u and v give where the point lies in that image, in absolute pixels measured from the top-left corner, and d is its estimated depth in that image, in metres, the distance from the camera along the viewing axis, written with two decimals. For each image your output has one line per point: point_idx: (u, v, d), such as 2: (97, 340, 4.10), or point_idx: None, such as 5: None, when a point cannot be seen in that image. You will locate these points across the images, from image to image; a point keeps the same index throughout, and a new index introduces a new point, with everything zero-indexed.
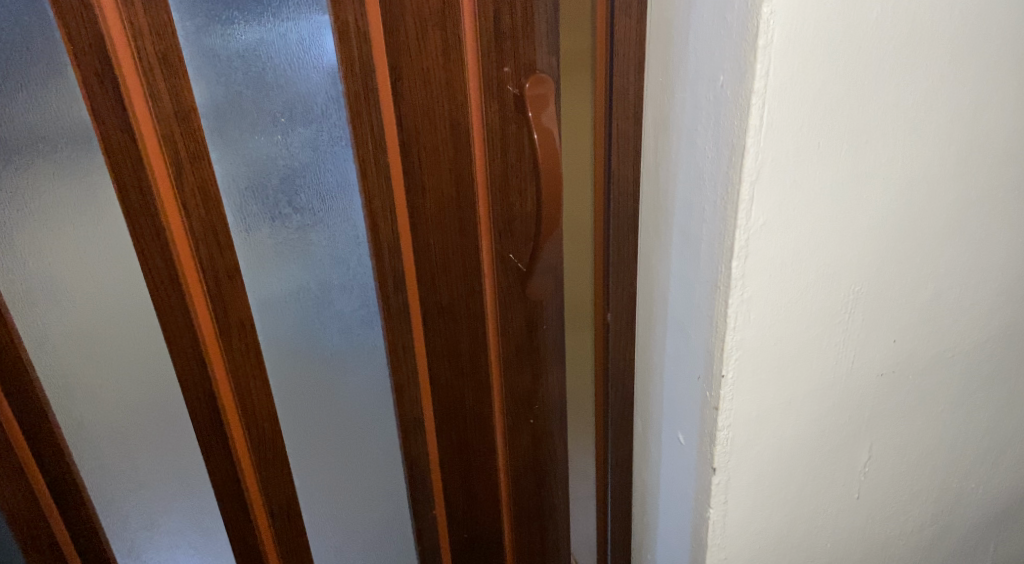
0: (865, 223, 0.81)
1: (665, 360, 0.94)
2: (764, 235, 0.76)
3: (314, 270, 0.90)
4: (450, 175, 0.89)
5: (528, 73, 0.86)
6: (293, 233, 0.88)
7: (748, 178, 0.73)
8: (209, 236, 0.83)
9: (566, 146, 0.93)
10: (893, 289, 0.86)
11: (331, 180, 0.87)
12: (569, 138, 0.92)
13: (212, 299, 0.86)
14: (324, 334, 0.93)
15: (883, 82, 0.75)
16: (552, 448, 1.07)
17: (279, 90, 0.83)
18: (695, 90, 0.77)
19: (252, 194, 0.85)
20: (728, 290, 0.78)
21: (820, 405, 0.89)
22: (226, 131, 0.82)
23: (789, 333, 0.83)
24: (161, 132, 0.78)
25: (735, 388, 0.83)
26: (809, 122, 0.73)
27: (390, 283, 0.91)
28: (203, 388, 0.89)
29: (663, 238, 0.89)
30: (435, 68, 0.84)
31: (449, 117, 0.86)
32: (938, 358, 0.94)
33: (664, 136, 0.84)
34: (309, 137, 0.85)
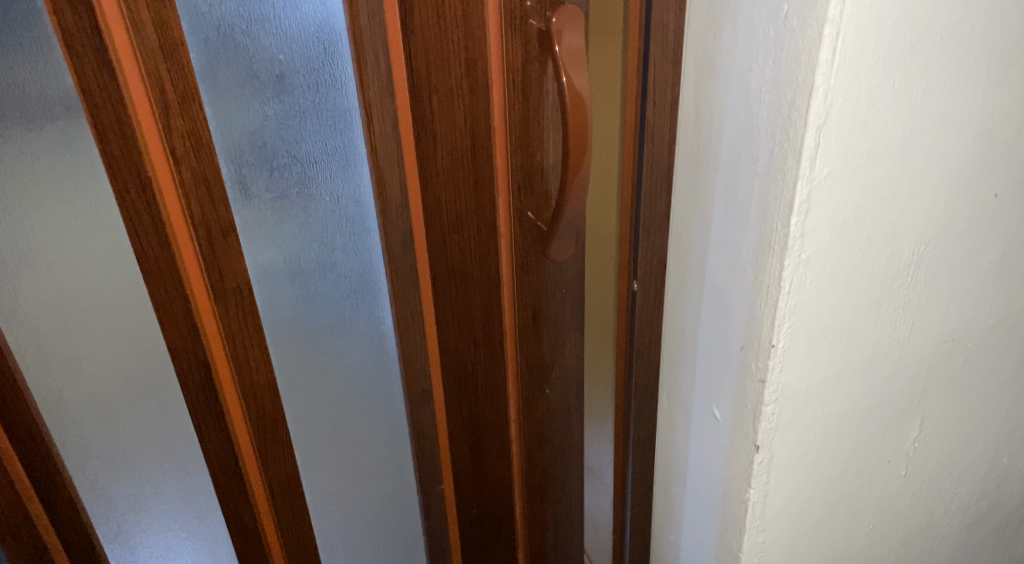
0: (936, 176, 0.73)
1: (701, 328, 0.87)
2: (827, 187, 0.69)
3: (314, 230, 0.82)
4: (465, 123, 0.80)
5: (554, 6, 0.77)
6: (293, 186, 0.79)
7: (814, 122, 0.65)
8: (201, 189, 0.74)
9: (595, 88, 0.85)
10: (959, 251, 0.78)
11: (333, 126, 0.78)
12: (595, 81, 0.85)
13: (205, 263, 0.77)
14: (326, 301, 0.85)
15: (966, 16, 0.66)
16: (569, 420, 1.01)
17: (276, 22, 0.72)
18: (751, 25, 0.69)
19: (248, 141, 0.75)
20: (785, 251, 0.71)
21: (872, 376, 0.82)
22: (218, 69, 0.72)
23: (845, 298, 0.76)
24: (146, 70, 0.69)
25: (785, 359, 0.77)
26: (884, 60, 0.65)
27: (397, 243, 0.83)
28: (196, 360, 0.80)
29: (703, 193, 0.81)
30: (453, 2, 0.75)
31: (466, 58, 0.77)
32: (999, 326, 0.86)
33: (710, 80, 0.76)
34: (312, 77, 0.75)
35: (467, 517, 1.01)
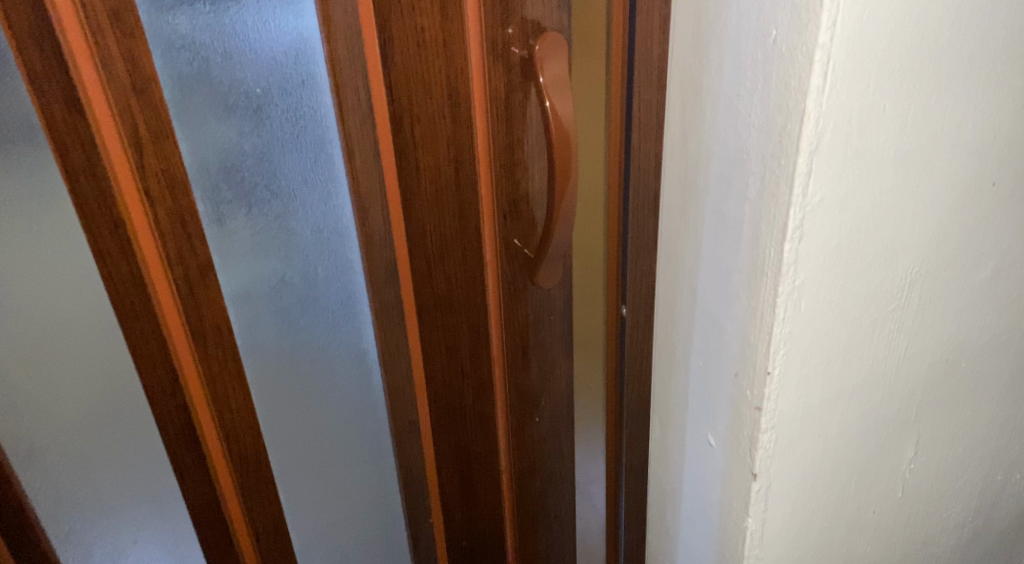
0: (928, 197, 0.72)
1: (693, 352, 0.85)
2: (820, 212, 0.67)
3: (296, 264, 0.79)
4: (449, 152, 0.78)
5: (537, 33, 0.76)
6: (273, 221, 0.76)
7: (806, 147, 0.64)
8: (177, 227, 0.71)
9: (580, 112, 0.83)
10: (952, 271, 0.77)
11: (312, 159, 0.75)
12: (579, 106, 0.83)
13: (183, 303, 0.74)
14: (309, 335, 0.83)
15: (954, 36, 0.65)
16: (560, 448, 0.99)
17: (252, 55, 0.70)
18: (737, 49, 0.68)
19: (226, 178, 0.73)
20: (779, 277, 0.69)
21: (868, 399, 0.81)
22: (192, 103, 0.69)
23: (841, 322, 0.74)
24: (116, 108, 0.66)
25: (781, 386, 0.75)
26: (876, 84, 0.64)
27: (382, 274, 0.81)
28: (174, 404, 0.77)
29: (692, 217, 0.80)
30: (433, 29, 0.73)
31: (449, 87, 0.76)
32: (993, 343, 0.86)
33: (696, 104, 0.75)
34: (290, 108, 0.73)
35: (458, 551, 0.98)
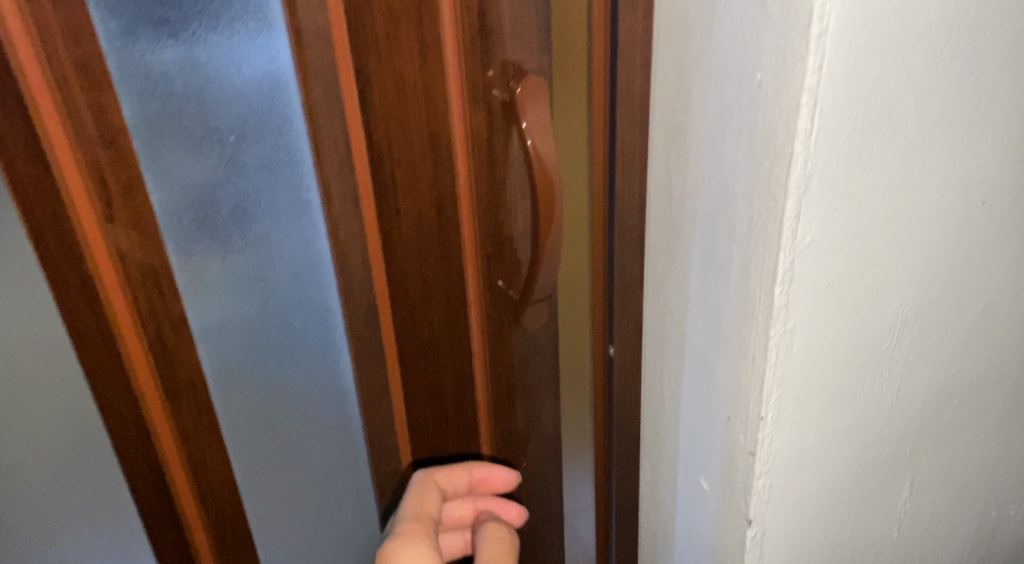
0: (918, 236, 0.71)
1: (683, 394, 0.84)
2: (810, 255, 0.66)
3: (273, 314, 0.77)
4: (430, 196, 0.77)
5: (518, 76, 0.73)
6: (249, 272, 0.74)
7: (795, 191, 0.63)
8: (149, 283, 0.69)
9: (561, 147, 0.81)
10: (943, 310, 0.76)
11: (289, 207, 0.73)
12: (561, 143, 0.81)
13: (156, 361, 0.71)
14: (287, 386, 0.80)
15: (942, 77, 0.64)
16: (548, 492, 0.96)
17: (226, 103, 0.68)
18: (722, 90, 0.67)
19: (200, 229, 0.70)
20: (771, 321, 0.68)
21: (861, 440, 0.79)
22: (164, 155, 0.67)
23: (833, 365, 0.73)
24: (85, 163, 0.63)
25: (774, 431, 0.73)
26: (863, 125, 0.63)
27: (362, 318, 0.79)
28: (147, 465, 0.74)
29: (678, 258, 0.79)
30: (412, 74, 0.71)
31: (429, 130, 0.74)
32: (985, 380, 0.84)
33: (680, 145, 0.74)
34: (264, 154, 0.71)
35: None
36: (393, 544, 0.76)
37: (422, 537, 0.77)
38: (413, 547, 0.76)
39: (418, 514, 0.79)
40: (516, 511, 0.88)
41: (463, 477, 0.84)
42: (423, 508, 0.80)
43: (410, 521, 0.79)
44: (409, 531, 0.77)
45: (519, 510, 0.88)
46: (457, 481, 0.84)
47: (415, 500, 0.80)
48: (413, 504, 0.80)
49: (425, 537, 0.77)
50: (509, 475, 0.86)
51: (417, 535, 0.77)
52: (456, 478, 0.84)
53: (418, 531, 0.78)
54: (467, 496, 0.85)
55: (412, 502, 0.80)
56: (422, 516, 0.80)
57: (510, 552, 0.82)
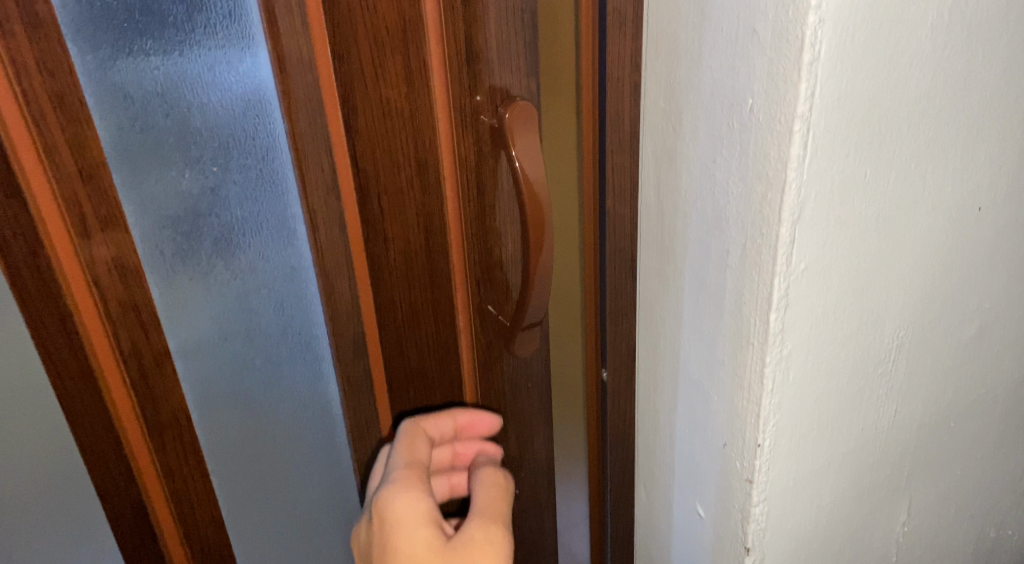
0: (912, 259, 0.70)
1: (677, 419, 0.82)
2: (805, 281, 0.65)
3: (259, 346, 0.75)
4: (418, 222, 0.75)
5: (506, 101, 0.72)
6: (233, 303, 0.72)
7: (788, 217, 0.62)
8: (130, 317, 0.67)
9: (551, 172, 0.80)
10: (938, 332, 0.76)
11: (274, 237, 0.72)
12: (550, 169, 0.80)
13: (137, 395, 0.69)
14: (273, 418, 0.78)
15: (934, 100, 0.64)
16: (542, 519, 0.95)
17: (209, 133, 0.67)
18: (712, 114, 0.66)
19: (183, 260, 0.69)
20: (766, 347, 0.67)
21: (859, 464, 0.78)
22: (146, 187, 0.66)
23: (829, 390, 0.72)
24: (63, 197, 0.62)
25: (771, 457, 0.72)
26: (857, 150, 0.62)
27: (350, 349, 0.77)
28: (129, 502, 0.72)
29: (671, 282, 0.78)
30: (398, 100, 0.70)
31: (416, 156, 0.73)
32: (981, 400, 0.83)
33: (671, 169, 0.73)
34: (248, 184, 0.69)
35: None
36: (388, 492, 0.70)
37: (416, 485, 0.72)
38: (409, 494, 0.71)
39: (410, 461, 0.74)
40: (491, 446, 0.82)
41: (449, 423, 0.79)
42: (414, 454, 0.74)
43: (403, 469, 0.73)
44: (403, 478, 0.72)
45: (495, 447, 0.82)
46: (442, 428, 0.79)
47: (404, 445, 0.75)
48: (403, 452, 0.74)
49: (421, 484, 0.72)
50: (494, 421, 0.82)
51: (412, 482, 0.72)
52: (441, 425, 0.79)
53: (413, 477, 0.72)
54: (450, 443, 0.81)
55: (402, 448, 0.75)
56: (415, 463, 0.74)
57: (505, 496, 0.76)
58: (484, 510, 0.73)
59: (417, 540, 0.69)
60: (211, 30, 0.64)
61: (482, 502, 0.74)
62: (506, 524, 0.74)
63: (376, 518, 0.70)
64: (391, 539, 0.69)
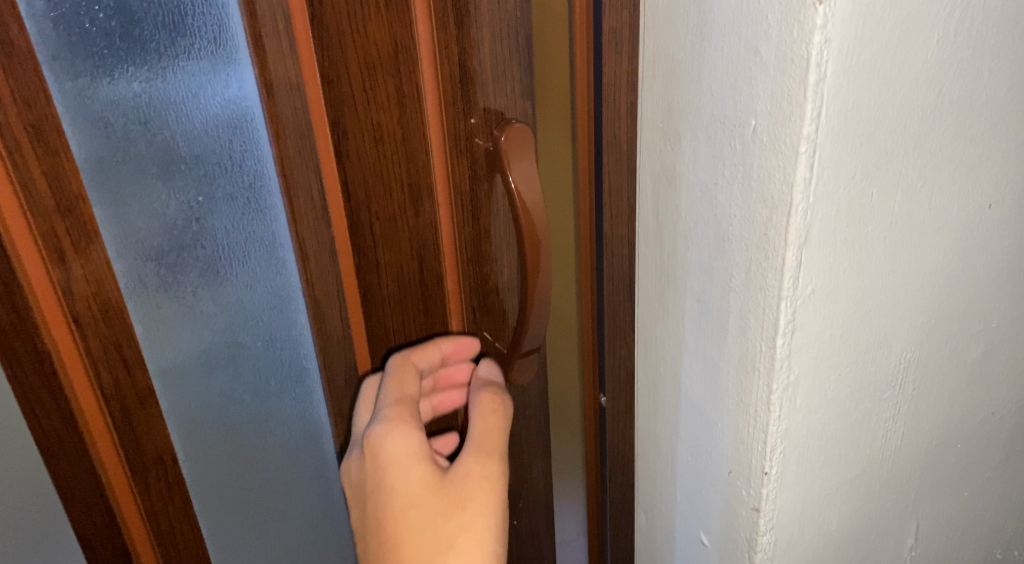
0: (918, 280, 0.68)
1: (679, 445, 0.80)
2: (812, 305, 0.64)
3: (247, 379, 0.72)
4: (411, 247, 0.73)
5: (501, 123, 0.70)
6: (220, 335, 0.70)
7: (795, 240, 0.60)
8: (112, 354, 0.64)
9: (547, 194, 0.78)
10: (944, 354, 0.74)
11: (262, 266, 0.69)
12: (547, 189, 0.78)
13: (120, 435, 0.66)
14: (262, 453, 0.76)
15: (939, 119, 0.62)
16: (541, 548, 0.92)
17: (194, 161, 0.64)
18: (713, 135, 0.64)
19: (167, 293, 0.66)
20: (772, 373, 0.65)
21: (867, 488, 0.76)
22: (129, 219, 0.63)
23: (837, 415, 0.70)
24: (40, 231, 0.59)
25: (778, 485, 0.70)
26: (863, 171, 0.61)
27: (341, 381, 0.74)
28: (113, 545, 0.69)
29: (671, 306, 0.76)
30: (390, 124, 0.68)
31: (409, 181, 0.71)
32: (987, 422, 0.82)
33: (670, 191, 0.71)
34: (234, 214, 0.67)
35: None
36: (378, 430, 0.67)
37: (408, 421, 0.68)
38: (401, 431, 0.67)
39: (400, 398, 0.70)
40: (487, 365, 0.77)
41: (435, 354, 0.75)
42: (404, 390, 0.70)
43: (393, 407, 0.69)
44: (394, 416, 0.68)
45: (492, 365, 0.77)
46: (430, 359, 0.74)
47: (393, 381, 0.70)
48: (392, 387, 0.70)
49: (412, 420, 0.68)
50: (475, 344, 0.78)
51: (404, 420, 0.68)
52: (429, 356, 0.74)
53: (404, 415, 0.68)
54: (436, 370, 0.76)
55: (391, 384, 0.70)
56: (405, 400, 0.70)
57: (503, 425, 0.71)
58: (480, 444, 0.70)
59: (411, 478, 0.67)
60: (195, 56, 0.61)
61: (479, 434, 0.70)
62: (503, 456, 0.70)
63: (367, 457, 0.67)
64: (383, 481, 0.66)
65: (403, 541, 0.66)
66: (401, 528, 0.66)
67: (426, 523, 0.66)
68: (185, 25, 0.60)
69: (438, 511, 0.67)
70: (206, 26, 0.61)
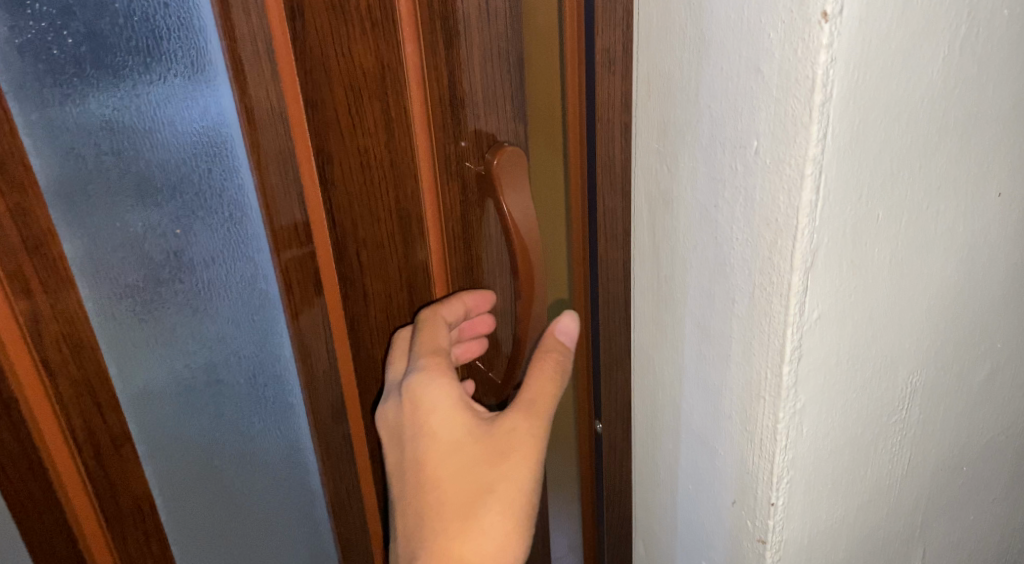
0: (924, 302, 0.67)
1: (680, 475, 0.78)
2: (819, 330, 0.61)
3: (229, 418, 0.69)
4: (400, 276, 0.70)
5: (492, 146, 0.68)
6: (200, 374, 0.67)
7: (802, 265, 0.58)
8: (84, 398, 0.61)
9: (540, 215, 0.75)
10: (950, 376, 0.72)
11: (244, 300, 0.66)
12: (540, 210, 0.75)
13: (94, 484, 0.63)
14: (246, 491, 0.73)
15: (944, 139, 0.61)
16: None
17: (171, 192, 0.61)
18: (712, 156, 0.62)
19: (143, 331, 0.63)
20: (779, 401, 0.63)
21: (874, 515, 0.74)
22: (102, 255, 0.60)
23: (844, 442, 0.68)
24: (5, 272, 0.56)
25: (785, 516, 0.68)
26: (869, 192, 0.59)
27: (328, 416, 0.71)
28: None
29: (669, 331, 0.73)
30: (377, 148, 0.65)
31: (398, 208, 0.67)
32: (991, 443, 0.80)
33: (668, 214, 0.69)
34: (215, 246, 0.64)
35: None
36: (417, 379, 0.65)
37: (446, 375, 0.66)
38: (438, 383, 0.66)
39: (434, 351, 0.66)
40: (566, 322, 0.70)
41: (460, 308, 0.70)
42: (436, 343, 0.67)
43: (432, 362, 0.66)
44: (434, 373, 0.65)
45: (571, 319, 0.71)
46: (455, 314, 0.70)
47: (425, 335, 0.67)
48: (425, 340, 0.67)
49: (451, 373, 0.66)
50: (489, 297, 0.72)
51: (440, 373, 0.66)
52: (455, 310, 0.70)
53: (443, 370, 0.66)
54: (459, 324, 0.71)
55: (424, 337, 0.67)
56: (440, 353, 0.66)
57: (556, 381, 0.69)
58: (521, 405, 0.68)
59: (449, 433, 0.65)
60: (171, 82, 0.58)
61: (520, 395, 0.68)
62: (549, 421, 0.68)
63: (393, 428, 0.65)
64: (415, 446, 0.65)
65: (442, 491, 0.65)
66: (440, 478, 0.65)
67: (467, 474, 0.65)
68: (161, 50, 0.57)
69: (477, 466, 0.65)
70: (184, 50, 0.58)
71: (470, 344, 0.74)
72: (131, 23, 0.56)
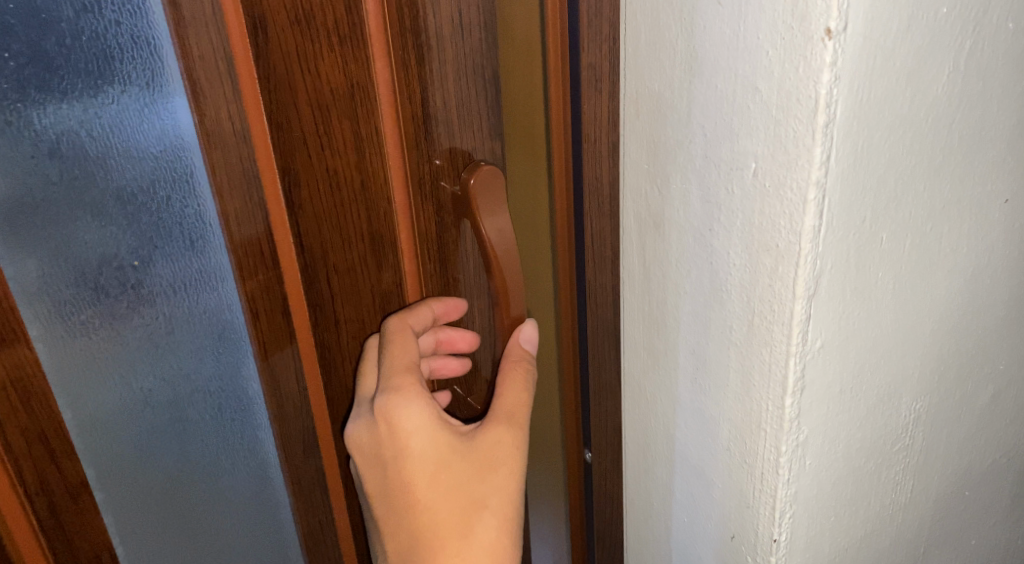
0: (928, 326, 0.64)
1: (674, 506, 0.74)
2: (821, 359, 0.58)
3: (196, 457, 0.65)
4: (373, 301, 0.65)
5: (468, 164, 0.64)
6: (163, 413, 0.62)
7: (804, 293, 0.54)
8: (36, 446, 0.56)
9: (519, 230, 0.72)
10: (953, 401, 0.69)
11: (209, 332, 0.62)
12: (518, 224, 0.72)
13: (47, 535, 0.59)
14: (215, 531, 0.68)
15: (949, 158, 0.57)
16: None
17: (127, 221, 0.57)
18: (705, 177, 0.59)
19: (100, 371, 0.58)
20: (781, 435, 0.59)
21: (877, 546, 0.71)
22: (52, 291, 0.55)
23: (846, 473, 0.65)
24: None
25: (788, 553, 0.65)
26: (873, 215, 0.55)
27: (300, 452, 0.66)
28: None
29: (660, 358, 0.70)
30: (348, 170, 0.60)
31: (369, 231, 0.63)
32: (994, 467, 0.77)
33: (659, 236, 0.66)
34: (176, 276, 0.59)
35: None
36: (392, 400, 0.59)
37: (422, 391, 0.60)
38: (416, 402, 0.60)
39: (406, 368, 0.60)
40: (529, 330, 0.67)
41: (427, 316, 0.65)
42: (408, 359, 0.60)
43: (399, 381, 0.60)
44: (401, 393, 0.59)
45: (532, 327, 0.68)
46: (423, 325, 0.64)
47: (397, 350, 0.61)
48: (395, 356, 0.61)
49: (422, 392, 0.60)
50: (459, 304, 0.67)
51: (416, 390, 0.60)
52: (421, 318, 0.64)
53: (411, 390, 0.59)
54: (430, 332, 0.66)
55: (394, 353, 0.61)
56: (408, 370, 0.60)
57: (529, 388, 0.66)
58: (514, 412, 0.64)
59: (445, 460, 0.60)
60: (125, 104, 0.54)
61: (508, 399, 0.65)
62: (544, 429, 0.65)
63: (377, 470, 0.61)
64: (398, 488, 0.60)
65: (437, 516, 0.61)
66: (435, 503, 0.61)
67: (463, 485, 0.61)
68: (113, 71, 0.53)
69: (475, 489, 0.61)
70: (138, 71, 0.53)
71: (445, 360, 0.70)
72: (80, 43, 0.52)
